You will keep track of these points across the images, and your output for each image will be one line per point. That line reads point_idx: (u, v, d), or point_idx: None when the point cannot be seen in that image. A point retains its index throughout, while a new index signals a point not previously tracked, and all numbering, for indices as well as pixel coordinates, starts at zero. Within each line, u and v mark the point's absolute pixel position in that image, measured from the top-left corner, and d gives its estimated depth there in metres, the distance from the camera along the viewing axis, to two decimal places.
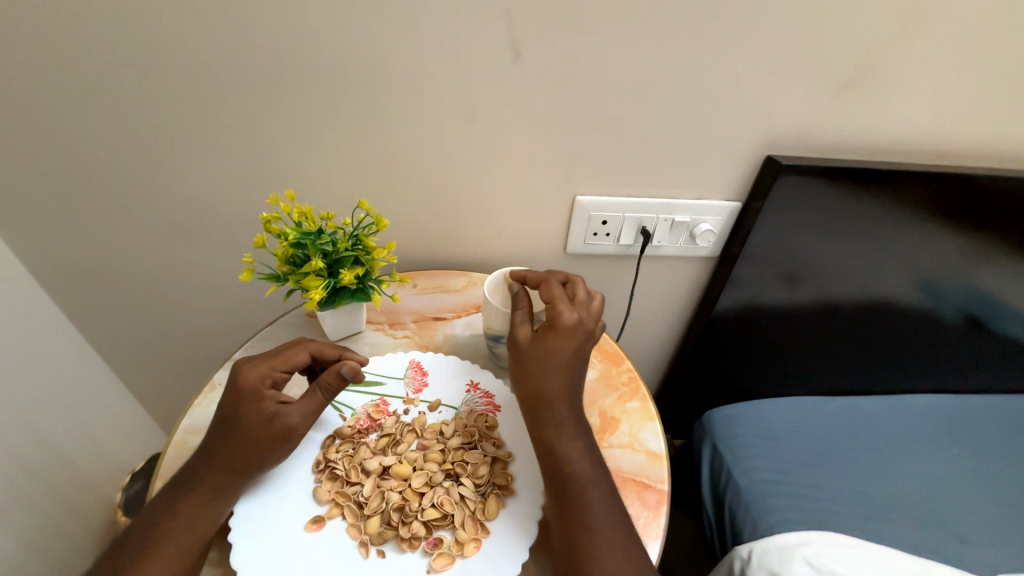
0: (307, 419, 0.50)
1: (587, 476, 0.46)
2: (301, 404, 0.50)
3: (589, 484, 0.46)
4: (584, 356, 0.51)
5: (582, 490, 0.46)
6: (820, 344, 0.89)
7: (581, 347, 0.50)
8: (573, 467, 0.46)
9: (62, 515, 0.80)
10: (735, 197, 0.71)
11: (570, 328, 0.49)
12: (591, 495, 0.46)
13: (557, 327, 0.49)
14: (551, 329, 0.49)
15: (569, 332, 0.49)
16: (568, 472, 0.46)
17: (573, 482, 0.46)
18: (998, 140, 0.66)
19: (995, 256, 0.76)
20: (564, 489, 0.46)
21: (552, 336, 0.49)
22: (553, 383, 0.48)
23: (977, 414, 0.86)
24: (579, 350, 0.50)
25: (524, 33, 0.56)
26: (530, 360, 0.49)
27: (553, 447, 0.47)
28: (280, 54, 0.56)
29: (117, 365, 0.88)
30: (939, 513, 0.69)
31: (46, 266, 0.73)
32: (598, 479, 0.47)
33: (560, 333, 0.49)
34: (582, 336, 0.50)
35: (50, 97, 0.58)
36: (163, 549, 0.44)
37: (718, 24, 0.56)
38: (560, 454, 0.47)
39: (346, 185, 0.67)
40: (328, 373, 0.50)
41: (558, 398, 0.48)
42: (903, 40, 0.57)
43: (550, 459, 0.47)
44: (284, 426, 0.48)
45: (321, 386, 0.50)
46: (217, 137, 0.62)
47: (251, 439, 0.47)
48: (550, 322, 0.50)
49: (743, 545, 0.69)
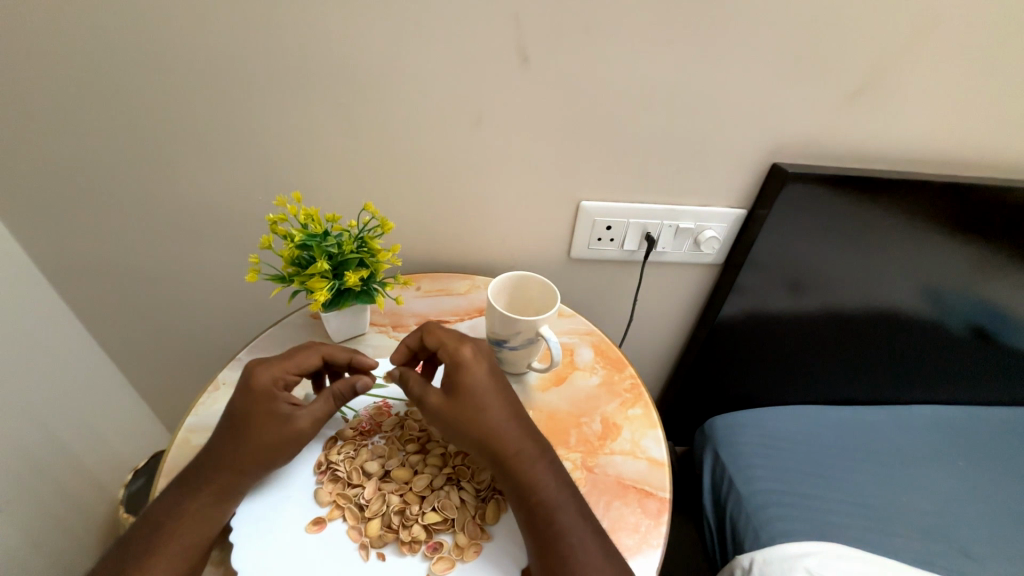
0: (316, 424, 0.50)
1: (555, 501, 0.45)
2: (313, 407, 0.50)
3: (560, 509, 0.44)
4: (501, 380, 0.51)
5: (553, 516, 0.44)
6: (825, 352, 0.88)
7: (492, 373, 0.50)
8: (541, 494, 0.45)
9: (64, 510, 0.79)
10: (741, 204, 0.71)
11: (473, 358, 0.50)
12: (562, 520, 0.44)
13: (461, 364, 0.49)
14: (457, 371, 0.49)
15: (475, 363, 0.50)
16: (536, 501, 0.45)
17: (544, 512, 0.44)
18: (1006, 151, 0.66)
19: (1000, 267, 0.76)
20: (539, 521, 0.44)
21: (464, 376, 0.49)
22: (493, 423, 0.47)
23: (982, 426, 0.86)
24: (494, 378, 0.50)
25: (531, 38, 0.56)
26: (462, 410, 0.48)
27: (516, 483, 0.46)
28: (288, 57, 0.57)
29: (121, 362, 0.88)
30: (943, 526, 0.69)
31: (53, 264, 0.73)
32: (567, 502, 0.45)
33: (469, 367, 0.49)
34: (486, 358, 0.51)
35: (61, 93, 0.58)
36: (171, 547, 0.44)
37: (724, 32, 0.56)
38: (526, 485, 0.45)
39: (352, 187, 0.68)
40: (341, 384, 0.52)
41: (502, 436, 0.47)
42: (908, 52, 0.57)
43: (518, 495, 0.45)
44: (296, 430, 0.49)
45: (333, 394, 0.51)
46: (225, 139, 0.63)
47: (263, 440, 0.47)
48: (455, 365, 0.49)
49: (745, 555, 0.68)
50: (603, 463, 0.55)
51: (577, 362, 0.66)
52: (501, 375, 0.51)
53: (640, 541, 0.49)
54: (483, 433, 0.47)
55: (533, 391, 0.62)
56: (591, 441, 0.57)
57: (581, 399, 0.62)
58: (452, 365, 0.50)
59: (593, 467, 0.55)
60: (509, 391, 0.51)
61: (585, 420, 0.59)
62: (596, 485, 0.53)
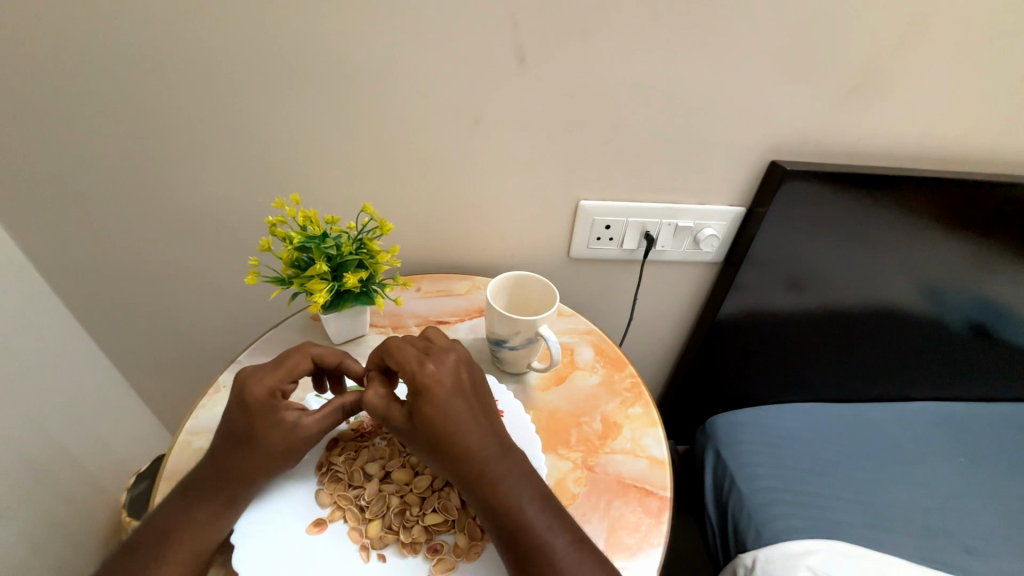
0: (325, 430, 0.50)
1: (526, 520, 0.44)
2: (318, 413, 0.50)
3: (529, 530, 0.43)
4: (468, 395, 0.48)
5: (522, 536, 0.43)
6: (825, 350, 0.88)
7: (457, 393, 0.47)
8: (508, 517, 0.44)
9: (67, 514, 0.80)
10: (739, 202, 0.71)
11: (431, 380, 0.47)
12: (533, 542, 0.43)
13: (419, 387, 0.46)
14: (417, 396, 0.46)
15: (432, 384, 0.47)
16: (504, 523, 0.44)
17: (513, 535, 0.43)
18: (1004, 148, 0.66)
19: (1000, 263, 0.76)
20: (508, 543, 0.44)
21: (424, 400, 0.46)
22: (457, 448, 0.45)
23: (984, 422, 0.86)
24: (456, 395, 0.47)
25: (528, 38, 0.56)
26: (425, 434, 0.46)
27: (484, 505, 0.45)
28: (285, 60, 0.57)
29: (122, 366, 0.88)
30: (945, 523, 0.69)
31: (54, 268, 0.74)
32: (539, 521, 0.44)
33: (427, 390, 0.46)
34: (450, 377, 0.48)
35: (61, 99, 0.59)
36: (182, 553, 0.44)
37: (720, 30, 0.56)
38: (494, 508, 0.44)
39: (351, 189, 0.68)
40: (353, 399, 0.52)
41: (468, 461, 0.45)
42: (905, 50, 0.57)
43: (488, 517, 0.45)
44: (307, 436, 0.49)
45: (343, 402, 0.52)
46: (223, 142, 0.63)
47: (277, 450, 0.47)
48: (415, 387, 0.47)
49: (748, 554, 0.68)
50: (603, 463, 0.55)
51: (577, 361, 0.66)
52: (466, 388, 0.48)
53: (641, 540, 0.48)
54: (448, 457, 0.45)
55: (533, 391, 0.63)
56: (591, 440, 0.57)
57: (581, 399, 0.62)
58: (411, 386, 0.47)
59: (594, 466, 0.55)
60: (477, 404, 0.48)
61: (585, 420, 0.59)
62: (596, 484, 0.53)
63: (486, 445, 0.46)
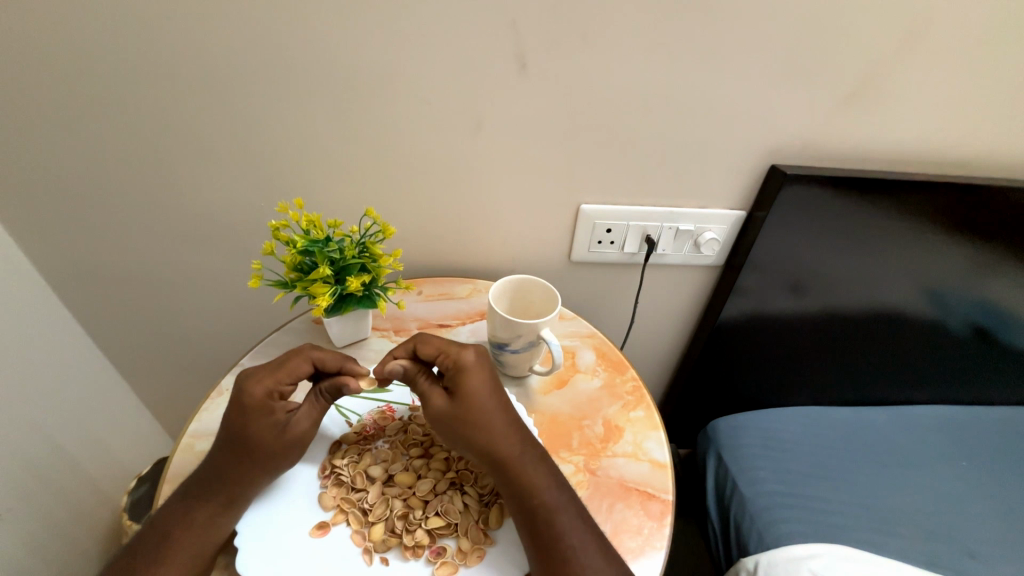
0: (314, 425, 0.51)
1: (555, 501, 0.45)
2: (306, 413, 0.51)
3: (560, 510, 0.45)
4: (501, 383, 0.51)
5: (553, 517, 0.44)
6: (827, 352, 0.88)
7: (494, 378, 0.50)
8: (541, 496, 0.45)
9: (69, 517, 0.80)
10: (740, 206, 0.71)
11: (474, 363, 0.50)
12: (563, 520, 0.44)
13: (465, 369, 0.49)
14: (460, 373, 0.49)
15: (476, 367, 0.50)
16: (536, 503, 0.45)
17: (544, 514, 0.44)
18: (1003, 152, 0.66)
19: (1001, 266, 0.76)
20: (537, 525, 0.44)
21: (468, 378, 0.49)
22: (494, 426, 0.47)
23: (986, 425, 0.86)
24: (496, 380, 0.51)
25: (530, 43, 0.57)
26: (462, 416, 0.47)
27: (514, 488, 0.46)
28: (287, 66, 0.57)
29: (123, 369, 0.88)
30: (948, 526, 0.68)
31: (56, 271, 0.74)
32: (566, 502, 0.45)
33: (473, 372, 0.49)
34: (487, 363, 0.51)
35: (66, 103, 0.59)
36: (183, 556, 0.44)
37: (719, 35, 0.56)
38: (526, 488, 0.45)
39: (354, 194, 0.68)
40: (329, 383, 0.52)
41: (503, 440, 0.47)
42: (901, 57, 0.58)
43: (516, 499, 0.45)
44: (296, 435, 0.49)
45: (323, 393, 0.52)
46: (225, 147, 0.63)
47: (267, 451, 0.47)
48: (460, 369, 0.49)
49: (750, 557, 0.68)
50: (606, 466, 0.55)
51: (578, 364, 0.66)
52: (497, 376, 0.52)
53: (644, 543, 0.48)
54: (483, 439, 0.47)
55: (535, 394, 0.63)
56: (593, 444, 0.57)
57: (583, 402, 0.62)
58: (453, 369, 0.50)
59: (596, 469, 0.55)
60: (507, 395, 0.51)
61: (587, 423, 0.59)
62: (599, 487, 0.53)
63: (519, 427, 0.49)
